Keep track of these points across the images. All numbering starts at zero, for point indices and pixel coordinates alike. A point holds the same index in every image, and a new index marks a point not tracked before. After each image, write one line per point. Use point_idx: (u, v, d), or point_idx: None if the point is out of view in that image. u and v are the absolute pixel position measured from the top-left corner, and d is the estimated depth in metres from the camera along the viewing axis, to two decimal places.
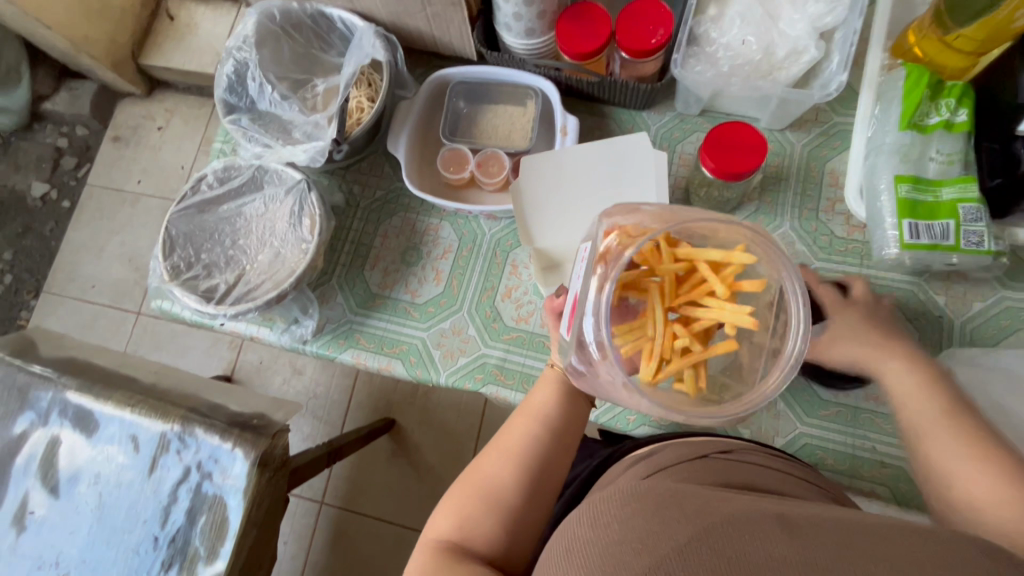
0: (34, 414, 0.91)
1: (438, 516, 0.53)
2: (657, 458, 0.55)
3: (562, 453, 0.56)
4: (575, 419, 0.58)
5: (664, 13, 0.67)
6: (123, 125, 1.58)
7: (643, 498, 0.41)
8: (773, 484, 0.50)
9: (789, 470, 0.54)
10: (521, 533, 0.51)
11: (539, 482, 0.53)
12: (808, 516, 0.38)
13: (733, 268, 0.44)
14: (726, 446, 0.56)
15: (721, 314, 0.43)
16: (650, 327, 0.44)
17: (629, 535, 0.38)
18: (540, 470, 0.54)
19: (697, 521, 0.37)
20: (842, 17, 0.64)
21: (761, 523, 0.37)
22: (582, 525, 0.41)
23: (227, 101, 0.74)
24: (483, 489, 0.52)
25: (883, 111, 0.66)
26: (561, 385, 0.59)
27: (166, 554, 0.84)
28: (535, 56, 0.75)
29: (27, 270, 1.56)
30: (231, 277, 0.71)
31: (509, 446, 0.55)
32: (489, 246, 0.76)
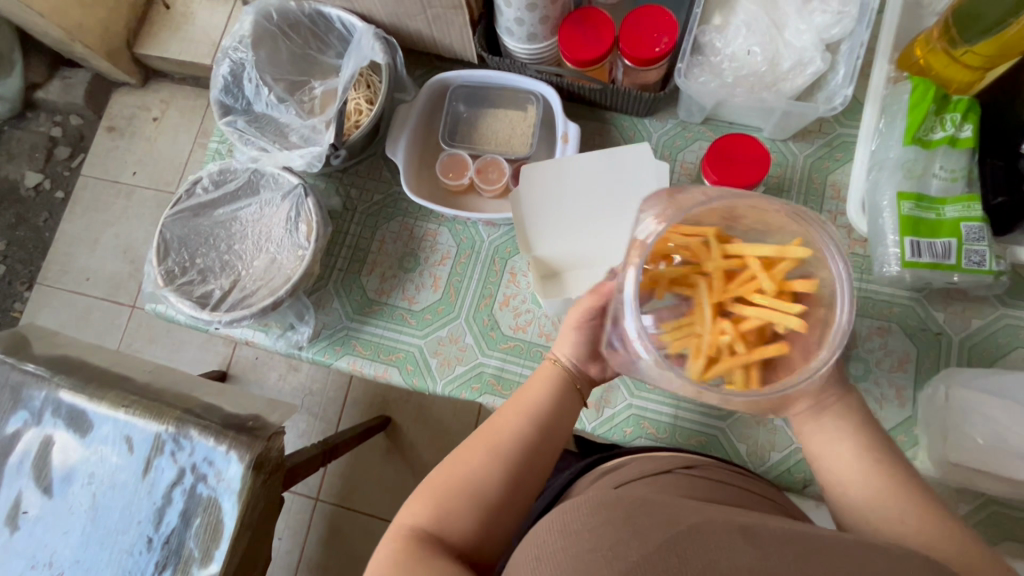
0: (27, 413, 0.90)
1: (413, 500, 0.52)
2: (620, 473, 0.56)
3: (548, 454, 0.55)
4: (567, 419, 0.57)
5: (669, 21, 0.66)
6: (118, 116, 1.56)
7: (612, 507, 0.43)
8: (732, 498, 0.51)
9: (751, 487, 0.55)
10: (495, 527, 0.51)
11: (522, 481, 0.52)
12: (772, 529, 0.40)
13: (785, 264, 0.43)
14: (687, 462, 0.57)
15: (771, 315, 0.42)
16: (695, 322, 0.44)
17: (601, 543, 0.39)
18: (523, 467, 0.53)
19: (664, 530, 0.39)
20: (849, 29, 0.64)
21: (725, 534, 0.39)
22: (553, 531, 0.42)
23: (223, 101, 0.72)
24: (463, 481, 0.51)
25: (888, 125, 0.66)
26: (556, 386, 0.58)
27: (159, 556, 0.84)
28: (536, 61, 0.74)
29: (21, 262, 1.55)
30: (226, 283, 0.69)
31: (495, 440, 0.54)
32: (488, 253, 0.75)
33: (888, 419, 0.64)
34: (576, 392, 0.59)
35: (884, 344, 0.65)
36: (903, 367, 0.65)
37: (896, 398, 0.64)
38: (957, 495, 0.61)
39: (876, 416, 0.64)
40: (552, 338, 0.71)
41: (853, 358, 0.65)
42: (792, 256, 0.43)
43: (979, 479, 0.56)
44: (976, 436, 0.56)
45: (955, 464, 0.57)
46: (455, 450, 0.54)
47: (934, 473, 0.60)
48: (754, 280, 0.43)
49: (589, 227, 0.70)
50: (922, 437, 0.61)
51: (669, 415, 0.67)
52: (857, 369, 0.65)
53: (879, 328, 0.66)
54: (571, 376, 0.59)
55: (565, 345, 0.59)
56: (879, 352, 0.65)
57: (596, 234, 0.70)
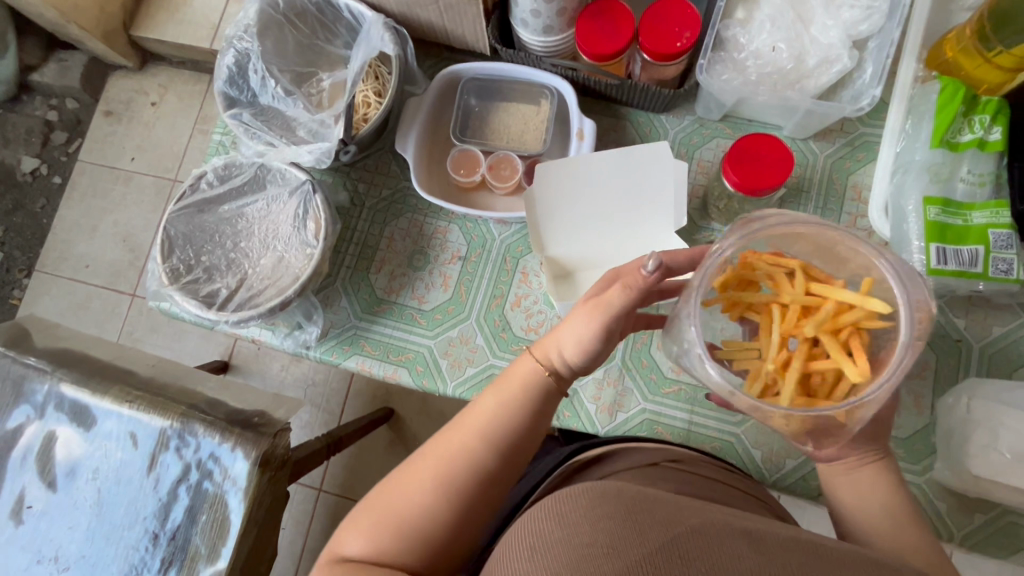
0: (29, 408, 0.89)
1: (358, 520, 0.50)
2: (610, 467, 0.57)
3: (506, 474, 0.51)
4: (529, 437, 0.53)
5: (691, 15, 0.64)
6: (114, 100, 1.53)
7: (614, 499, 0.42)
8: (717, 495, 0.52)
9: (737, 484, 0.56)
10: (443, 550, 0.49)
11: (474, 504, 0.50)
12: (771, 534, 0.40)
13: (866, 316, 0.41)
14: (674, 456, 0.58)
15: (839, 361, 0.40)
16: (756, 346, 0.43)
17: (600, 539, 0.38)
18: (475, 490, 0.50)
19: (666, 529, 0.38)
20: (878, 25, 0.62)
21: (726, 537, 0.39)
22: (549, 520, 0.41)
23: (227, 93, 0.69)
24: (409, 505, 0.48)
25: (914, 126, 0.64)
26: (521, 399, 0.53)
27: (166, 552, 0.84)
28: (551, 55, 0.72)
29: (19, 249, 1.52)
30: (233, 282, 0.68)
31: (446, 462, 0.50)
32: (499, 252, 0.74)
33: (905, 426, 0.63)
34: (546, 405, 0.54)
35: None
36: (922, 374, 0.64)
37: (914, 405, 0.63)
38: (974, 505, 0.60)
39: (894, 423, 0.63)
40: None
41: None
42: (873, 307, 0.40)
43: (1000, 491, 0.56)
44: (1000, 450, 0.55)
45: (977, 476, 0.56)
46: (403, 468, 0.51)
47: (953, 483, 0.59)
48: (830, 323, 0.41)
49: (606, 233, 0.69)
50: (940, 445, 0.61)
51: (684, 421, 0.66)
52: None
53: None
54: (543, 387, 0.53)
55: (571, 348, 0.53)
56: None
57: (614, 240, 0.69)
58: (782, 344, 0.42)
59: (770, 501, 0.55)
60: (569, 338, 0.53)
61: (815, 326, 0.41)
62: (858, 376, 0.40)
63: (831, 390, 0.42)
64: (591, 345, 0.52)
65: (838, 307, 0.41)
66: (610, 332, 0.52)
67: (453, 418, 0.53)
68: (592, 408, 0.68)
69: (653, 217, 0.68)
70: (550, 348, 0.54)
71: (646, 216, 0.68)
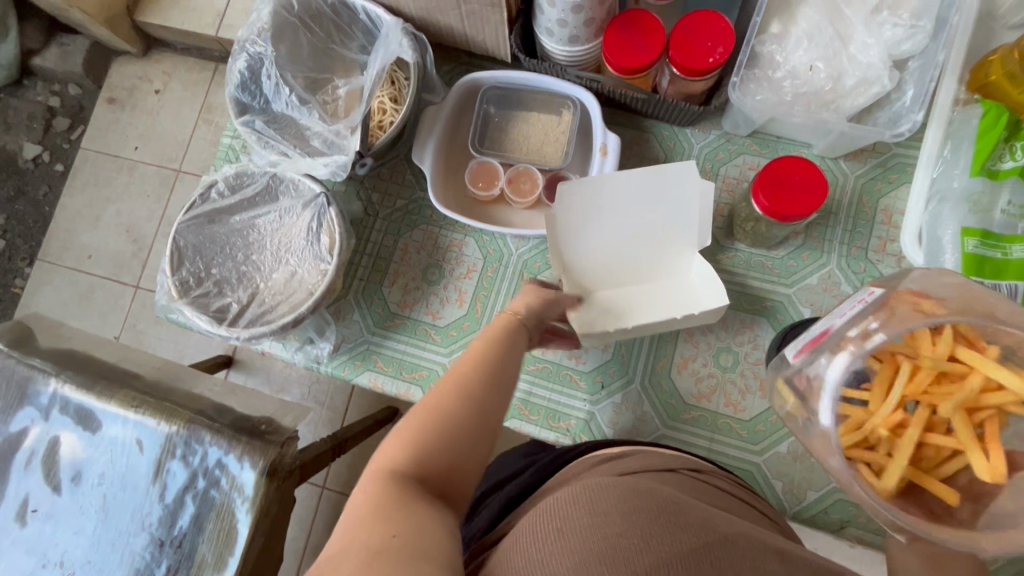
0: (34, 410, 0.88)
1: (381, 447, 0.46)
2: (629, 459, 0.52)
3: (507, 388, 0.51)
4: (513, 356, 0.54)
5: (724, 29, 0.61)
6: (117, 87, 1.50)
7: (646, 497, 0.41)
8: (739, 508, 0.50)
9: (755, 502, 0.53)
10: (456, 472, 0.45)
11: (485, 426, 0.48)
12: (801, 558, 0.40)
13: (1016, 403, 0.37)
14: (696, 464, 0.54)
15: (967, 447, 0.38)
16: (869, 400, 0.40)
17: (634, 531, 0.37)
18: (481, 408, 0.48)
19: (699, 534, 0.38)
20: (920, 46, 0.59)
21: (758, 553, 0.39)
22: (579, 506, 0.40)
23: (240, 99, 0.66)
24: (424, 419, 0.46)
25: (953, 152, 0.61)
26: (503, 326, 0.55)
27: (172, 559, 0.83)
28: (575, 65, 0.69)
29: (21, 237, 1.50)
30: (244, 296, 0.66)
31: (449, 381, 0.49)
32: (516, 267, 0.72)
33: None
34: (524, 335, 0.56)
35: None
36: None
37: None
38: None
39: None
40: (581, 362, 0.68)
41: None
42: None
43: None
44: None
45: None
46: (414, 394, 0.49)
47: None
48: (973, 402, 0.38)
49: (629, 263, 0.67)
50: None
51: (703, 447, 0.65)
52: None
53: None
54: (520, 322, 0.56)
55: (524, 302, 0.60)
56: None
57: (636, 272, 0.67)
58: (900, 407, 0.39)
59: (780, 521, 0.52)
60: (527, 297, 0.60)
61: (949, 401, 0.38)
62: (982, 469, 0.37)
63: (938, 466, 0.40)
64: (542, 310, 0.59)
65: (985, 386, 0.38)
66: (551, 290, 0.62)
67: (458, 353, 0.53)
68: (610, 433, 0.67)
69: (676, 242, 0.66)
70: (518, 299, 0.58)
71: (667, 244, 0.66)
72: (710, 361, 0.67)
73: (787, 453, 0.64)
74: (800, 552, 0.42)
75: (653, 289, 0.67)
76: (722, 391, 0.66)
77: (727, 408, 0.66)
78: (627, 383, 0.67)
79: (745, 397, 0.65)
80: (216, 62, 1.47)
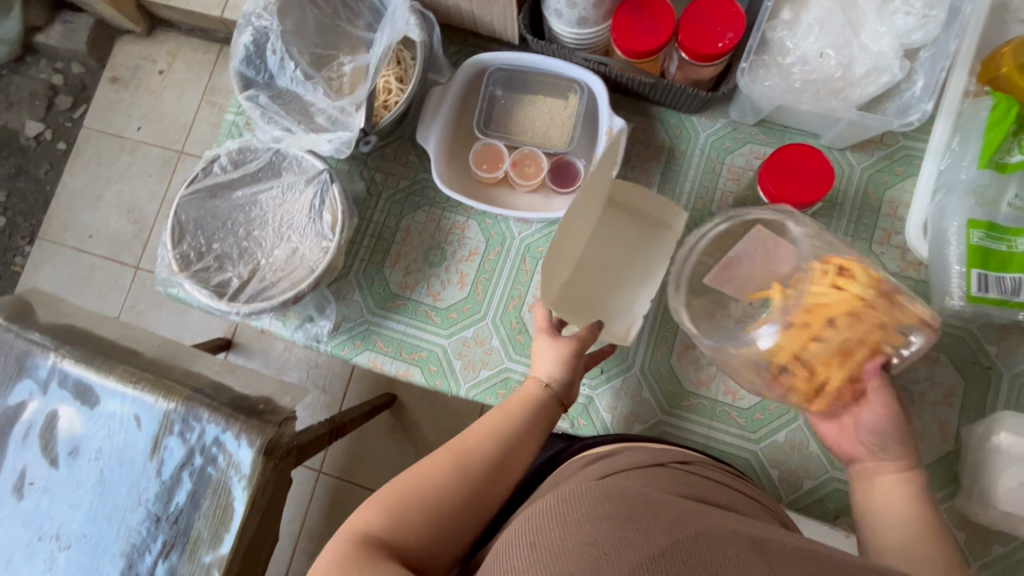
0: (32, 383, 0.88)
1: (363, 505, 0.48)
2: (612, 462, 0.51)
3: (512, 472, 0.53)
4: (528, 446, 0.55)
5: (735, 14, 0.61)
6: (121, 66, 1.49)
7: (616, 501, 0.40)
8: (729, 498, 0.49)
9: (749, 492, 0.52)
10: (439, 545, 0.48)
11: (478, 507, 0.50)
12: (776, 541, 0.39)
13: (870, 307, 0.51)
14: (682, 457, 0.54)
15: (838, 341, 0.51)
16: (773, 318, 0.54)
17: (603, 539, 0.36)
18: (480, 489, 0.51)
19: (669, 532, 0.37)
20: (932, 36, 0.59)
21: (731, 543, 0.37)
22: (552, 519, 0.40)
23: (244, 74, 0.65)
24: (424, 487, 0.49)
25: (961, 145, 0.61)
26: (524, 411, 0.57)
27: (167, 534, 0.83)
28: (583, 48, 0.68)
29: (22, 215, 1.50)
30: (245, 271, 0.66)
31: (457, 452, 0.52)
32: (518, 252, 0.72)
33: (927, 452, 0.62)
34: (544, 425, 0.58)
35: (931, 374, 0.63)
36: (948, 401, 0.62)
37: (938, 432, 0.62)
38: (993, 536, 0.59)
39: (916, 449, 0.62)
40: None
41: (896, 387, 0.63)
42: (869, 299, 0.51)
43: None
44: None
45: (1002, 511, 0.55)
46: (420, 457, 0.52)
47: (977, 517, 0.58)
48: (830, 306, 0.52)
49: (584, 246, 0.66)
50: (964, 475, 0.60)
51: (702, 434, 0.65)
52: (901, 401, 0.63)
53: (927, 358, 0.63)
54: (538, 406, 0.58)
55: (549, 367, 0.60)
56: (925, 384, 0.63)
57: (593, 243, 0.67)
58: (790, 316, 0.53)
59: (776, 508, 0.51)
60: (546, 357, 0.61)
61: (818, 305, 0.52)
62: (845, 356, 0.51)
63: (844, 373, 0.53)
64: (569, 369, 0.60)
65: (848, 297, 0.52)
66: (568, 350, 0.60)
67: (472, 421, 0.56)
68: (609, 418, 0.67)
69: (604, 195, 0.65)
70: (543, 368, 0.60)
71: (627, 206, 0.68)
72: None
73: (784, 442, 0.64)
74: (792, 537, 0.41)
75: (625, 250, 0.68)
76: (721, 379, 0.66)
77: (726, 395, 0.65)
78: (627, 368, 0.67)
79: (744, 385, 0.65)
80: (220, 44, 1.46)
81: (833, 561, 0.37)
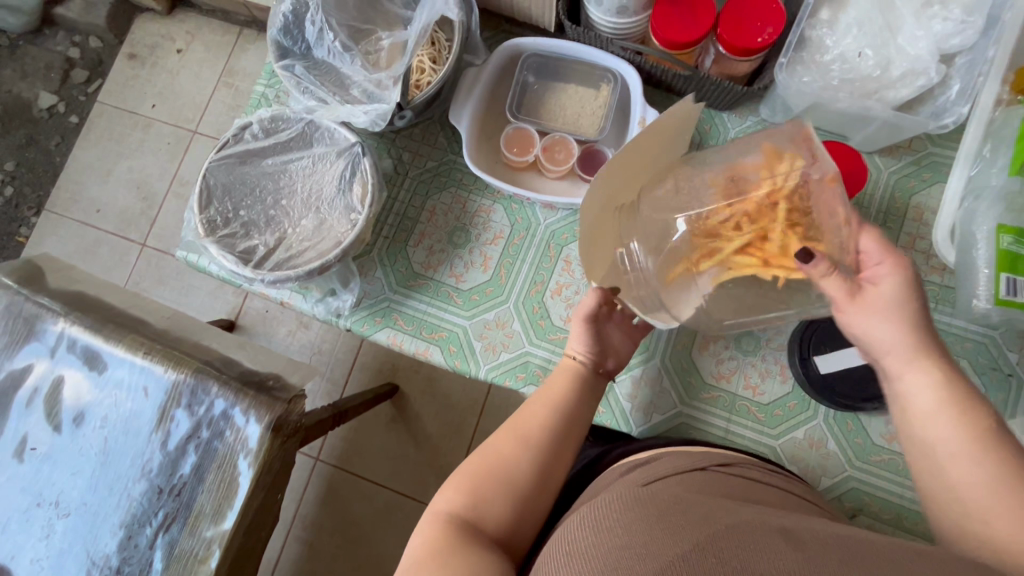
0: (39, 347, 0.84)
1: (440, 491, 0.51)
2: (651, 468, 0.50)
3: (571, 443, 0.55)
4: (582, 419, 0.57)
5: (774, 10, 0.61)
6: (139, 43, 1.48)
7: (646, 505, 0.39)
8: (774, 499, 0.47)
9: (797, 492, 0.51)
10: (520, 524, 0.50)
11: (548, 480, 0.52)
12: (811, 531, 0.37)
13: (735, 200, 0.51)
14: (722, 461, 0.53)
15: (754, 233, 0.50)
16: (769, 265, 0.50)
17: (635, 540, 0.35)
18: (547, 466, 0.53)
19: (701, 528, 0.36)
20: (970, 41, 0.60)
21: (767, 535, 0.36)
22: (584, 527, 0.39)
23: (281, 43, 0.65)
24: (495, 464, 0.52)
25: (992, 151, 0.61)
26: (573, 384, 0.58)
27: (169, 507, 0.80)
28: (621, 37, 0.68)
29: (29, 185, 1.48)
30: (271, 239, 0.67)
31: (519, 429, 0.54)
32: (543, 237, 0.71)
33: None
34: (592, 392, 0.60)
35: None
36: None
37: None
38: None
39: None
40: None
41: None
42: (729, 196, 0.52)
43: None
44: None
45: None
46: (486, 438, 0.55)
47: None
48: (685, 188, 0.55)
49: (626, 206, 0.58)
50: None
51: (722, 427, 0.65)
52: None
53: None
54: (584, 376, 0.59)
55: (577, 340, 0.61)
56: None
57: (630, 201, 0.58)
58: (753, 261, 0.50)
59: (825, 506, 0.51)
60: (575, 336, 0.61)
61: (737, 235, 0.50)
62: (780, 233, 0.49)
63: (806, 229, 0.49)
64: (599, 341, 0.61)
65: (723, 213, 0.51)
66: (597, 327, 0.60)
67: (524, 400, 0.58)
68: (629, 406, 0.66)
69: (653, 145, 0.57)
70: (574, 343, 0.61)
71: (633, 158, 0.56)
72: (732, 344, 0.67)
73: (803, 439, 0.64)
74: (845, 530, 0.39)
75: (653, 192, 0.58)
76: (741, 373, 0.66)
77: (747, 390, 0.65)
78: (648, 358, 0.67)
79: (765, 380, 0.65)
80: (240, 26, 1.46)
81: (885, 551, 0.35)
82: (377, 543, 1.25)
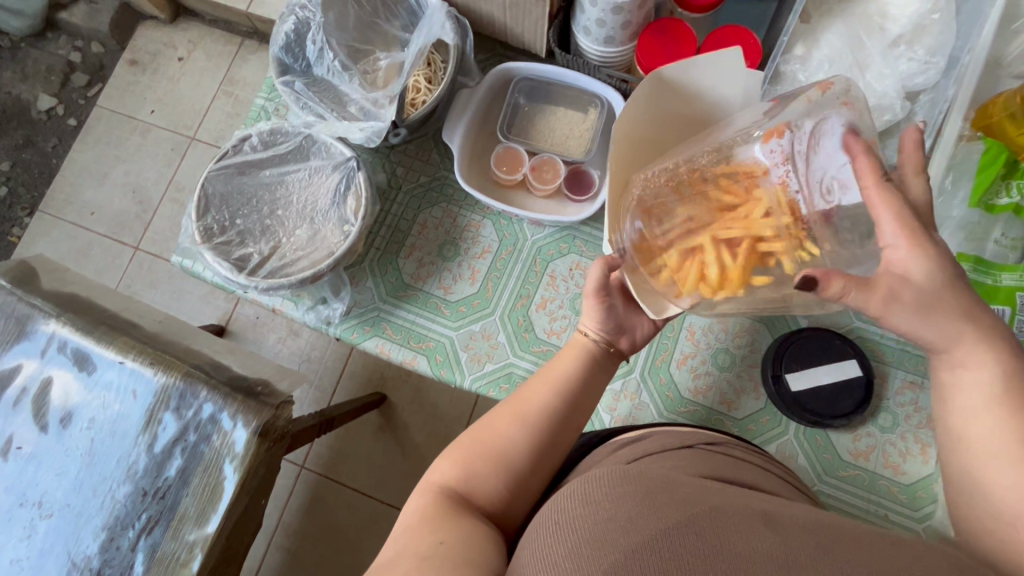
0: (28, 347, 0.85)
1: (436, 463, 0.55)
2: (641, 446, 0.53)
3: (571, 423, 0.57)
4: (581, 401, 0.58)
5: (752, 44, 0.65)
6: (142, 50, 1.51)
7: (633, 481, 0.41)
8: (758, 479, 0.50)
9: (779, 473, 0.54)
10: (514, 499, 0.53)
11: (544, 457, 0.55)
12: (789, 514, 0.39)
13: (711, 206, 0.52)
14: (708, 439, 0.55)
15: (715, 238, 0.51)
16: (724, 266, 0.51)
17: (620, 514, 0.38)
18: (544, 443, 0.55)
19: (685, 507, 0.38)
20: (932, 80, 0.64)
21: (745, 516, 0.38)
22: (573, 499, 0.41)
23: (282, 60, 0.68)
24: (486, 444, 0.55)
25: (954, 184, 0.64)
26: (577, 364, 0.60)
27: (152, 510, 0.80)
28: (607, 65, 0.72)
29: (24, 186, 1.49)
30: (266, 248, 0.69)
31: (519, 408, 0.56)
32: (529, 253, 0.74)
33: (909, 473, 0.64)
34: (601, 373, 0.61)
35: (915, 400, 0.65)
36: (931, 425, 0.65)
37: (921, 453, 0.64)
38: None
39: (899, 468, 0.64)
40: None
41: (882, 410, 0.66)
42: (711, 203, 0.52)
43: None
44: None
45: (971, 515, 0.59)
46: (482, 418, 0.58)
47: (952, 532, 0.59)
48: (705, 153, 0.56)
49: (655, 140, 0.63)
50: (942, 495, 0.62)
51: None
52: (885, 421, 0.65)
53: (913, 383, 0.66)
54: (594, 355, 0.61)
55: (590, 318, 0.61)
56: (909, 408, 0.65)
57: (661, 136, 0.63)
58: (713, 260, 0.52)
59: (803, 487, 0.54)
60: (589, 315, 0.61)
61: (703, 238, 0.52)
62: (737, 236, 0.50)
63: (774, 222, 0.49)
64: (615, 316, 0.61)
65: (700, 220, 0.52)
66: (610, 303, 0.61)
67: (526, 379, 0.60)
68: (608, 418, 0.68)
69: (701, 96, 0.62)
70: (585, 321, 0.62)
71: (671, 112, 0.62)
72: (708, 360, 0.69)
73: (774, 454, 0.66)
74: (816, 514, 0.42)
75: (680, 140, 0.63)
76: (717, 389, 0.68)
77: (722, 405, 0.68)
78: (629, 373, 0.69)
79: (739, 397, 0.68)
80: (242, 37, 1.49)
81: (849, 537, 0.38)
82: (359, 552, 1.25)
